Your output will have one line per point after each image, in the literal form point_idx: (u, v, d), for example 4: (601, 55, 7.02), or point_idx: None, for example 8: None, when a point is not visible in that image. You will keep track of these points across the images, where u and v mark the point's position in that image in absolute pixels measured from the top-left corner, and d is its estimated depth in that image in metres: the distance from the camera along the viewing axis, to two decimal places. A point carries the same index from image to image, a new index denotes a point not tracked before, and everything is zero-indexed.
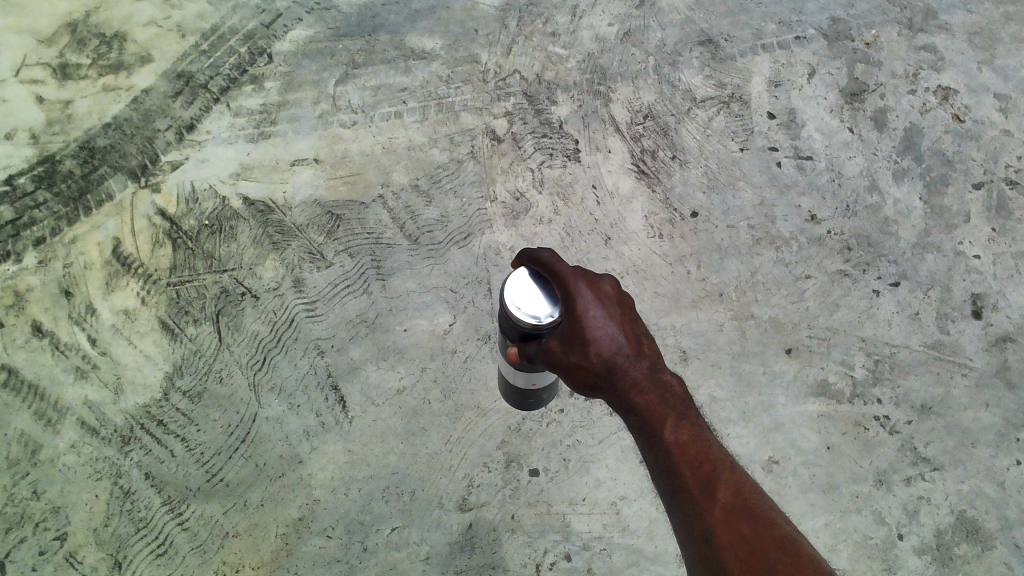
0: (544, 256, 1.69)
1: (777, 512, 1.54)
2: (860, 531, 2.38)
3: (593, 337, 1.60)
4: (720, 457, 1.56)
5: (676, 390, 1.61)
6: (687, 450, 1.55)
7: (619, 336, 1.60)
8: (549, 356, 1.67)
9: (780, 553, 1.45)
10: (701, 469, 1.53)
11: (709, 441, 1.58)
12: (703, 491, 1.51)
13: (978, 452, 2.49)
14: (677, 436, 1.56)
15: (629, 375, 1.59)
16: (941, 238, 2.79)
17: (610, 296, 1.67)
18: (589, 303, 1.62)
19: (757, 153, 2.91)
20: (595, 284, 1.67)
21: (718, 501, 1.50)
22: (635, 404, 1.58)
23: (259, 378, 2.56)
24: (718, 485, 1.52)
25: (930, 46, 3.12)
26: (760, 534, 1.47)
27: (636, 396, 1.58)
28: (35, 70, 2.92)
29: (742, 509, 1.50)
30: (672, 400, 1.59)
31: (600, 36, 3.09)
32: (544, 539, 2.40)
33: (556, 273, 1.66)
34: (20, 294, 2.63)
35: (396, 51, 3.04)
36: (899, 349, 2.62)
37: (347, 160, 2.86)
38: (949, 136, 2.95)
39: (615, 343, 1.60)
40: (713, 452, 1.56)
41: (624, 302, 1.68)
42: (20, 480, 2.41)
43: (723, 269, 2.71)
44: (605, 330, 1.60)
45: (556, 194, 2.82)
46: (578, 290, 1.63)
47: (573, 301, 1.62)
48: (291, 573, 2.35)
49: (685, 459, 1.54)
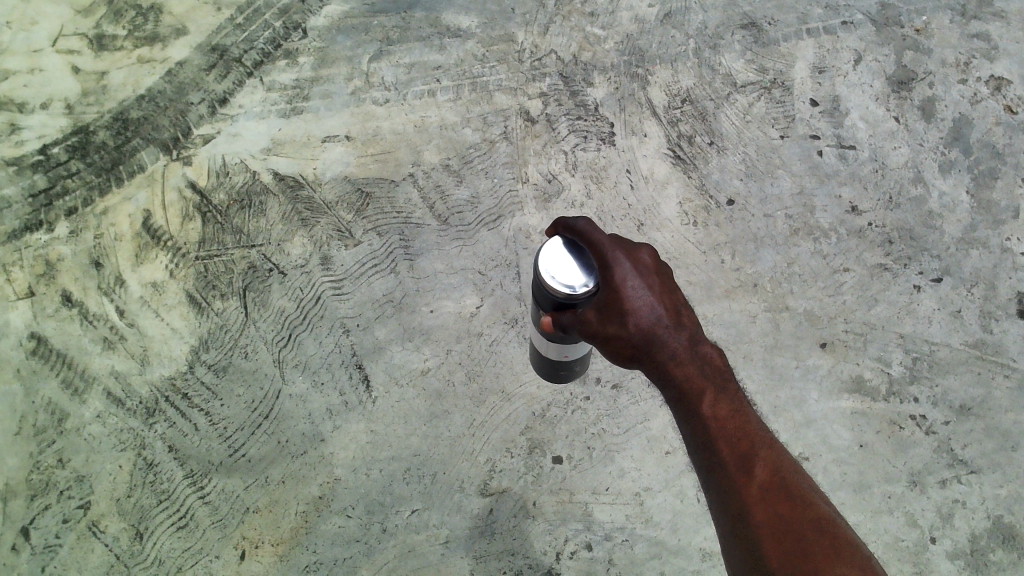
0: (580, 225, 1.62)
1: (816, 492, 1.51)
2: (892, 533, 2.31)
3: (632, 307, 1.55)
4: (759, 435, 1.53)
5: (715, 362, 1.57)
6: (725, 424, 1.52)
7: (657, 308, 1.55)
8: (585, 327, 1.62)
9: (819, 535, 1.41)
10: (739, 445, 1.51)
11: (748, 417, 1.55)
12: (740, 468, 1.48)
13: (1018, 456, 2.41)
14: (716, 412, 1.53)
15: (668, 346, 1.56)
16: (987, 234, 2.69)
17: (648, 265, 1.61)
18: (627, 273, 1.57)
19: (797, 141, 2.82)
20: (633, 253, 1.61)
21: (755, 479, 1.47)
22: (673, 376, 1.56)
23: (284, 354, 2.55)
24: (756, 462, 1.49)
25: (984, 34, 3.00)
26: (798, 515, 1.43)
27: (675, 369, 1.55)
28: (72, 40, 2.92)
29: (779, 487, 1.46)
30: (711, 372, 1.56)
31: (639, 17, 3.02)
32: (566, 528, 2.37)
33: (592, 242, 1.60)
34: (51, 263, 2.65)
35: (431, 28, 3.00)
36: (938, 347, 2.53)
37: (379, 138, 2.83)
38: (1000, 128, 2.84)
39: (655, 313, 1.55)
40: (752, 429, 1.53)
41: (662, 271, 1.62)
42: (46, 448, 2.43)
43: (759, 259, 2.64)
44: (644, 300, 1.55)
45: (589, 178, 2.77)
46: (616, 259, 1.57)
47: (611, 271, 1.57)
48: (310, 551, 2.34)
49: (723, 434, 1.52)
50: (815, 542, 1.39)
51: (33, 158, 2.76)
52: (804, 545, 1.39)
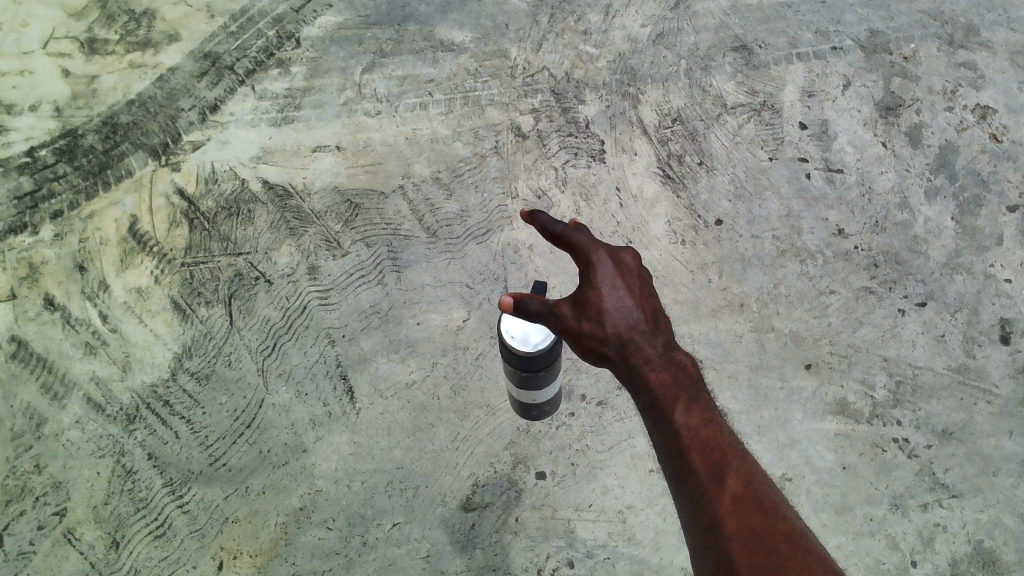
0: (563, 227, 1.64)
1: (786, 507, 1.52)
2: (873, 556, 2.32)
3: (610, 308, 1.60)
4: (730, 446, 1.56)
5: (690, 370, 1.62)
6: (698, 434, 1.55)
7: (634, 312, 1.61)
8: (558, 320, 1.61)
9: (790, 548, 1.42)
10: (710, 454, 1.53)
11: (720, 428, 1.58)
12: (713, 478, 1.50)
13: (999, 482, 2.42)
14: (689, 421, 1.56)
15: (643, 350, 1.61)
16: (972, 260, 2.71)
17: (631, 268, 1.66)
18: (608, 273, 1.62)
19: (786, 163, 2.84)
20: (617, 256, 1.66)
21: (726, 488, 1.49)
22: (647, 381, 1.60)
23: (268, 363, 2.54)
24: (727, 471, 1.51)
25: (971, 62, 3.03)
26: (768, 525, 1.45)
27: (650, 373, 1.59)
28: (63, 44, 2.91)
29: (750, 498, 1.48)
30: (684, 379, 1.61)
31: (632, 37, 3.04)
32: (548, 544, 2.35)
33: (576, 243, 1.65)
34: (34, 266, 2.62)
35: (424, 42, 3.01)
36: (922, 371, 2.54)
37: (369, 150, 2.83)
38: (985, 156, 2.87)
39: (632, 317, 1.61)
40: (724, 439, 1.56)
41: (643, 277, 1.68)
42: (23, 453, 2.40)
43: (746, 279, 2.66)
44: (622, 302, 1.61)
45: (579, 195, 2.77)
46: (600, 259, 1.63)
47: (593, 269, 1.62)
48: (289, 562, 2.32)
49: (695, 442, 1.54)
50: (784, 553, 1.41)
51: (20, 160, 2.74)
52: (773, 555, 1.40)
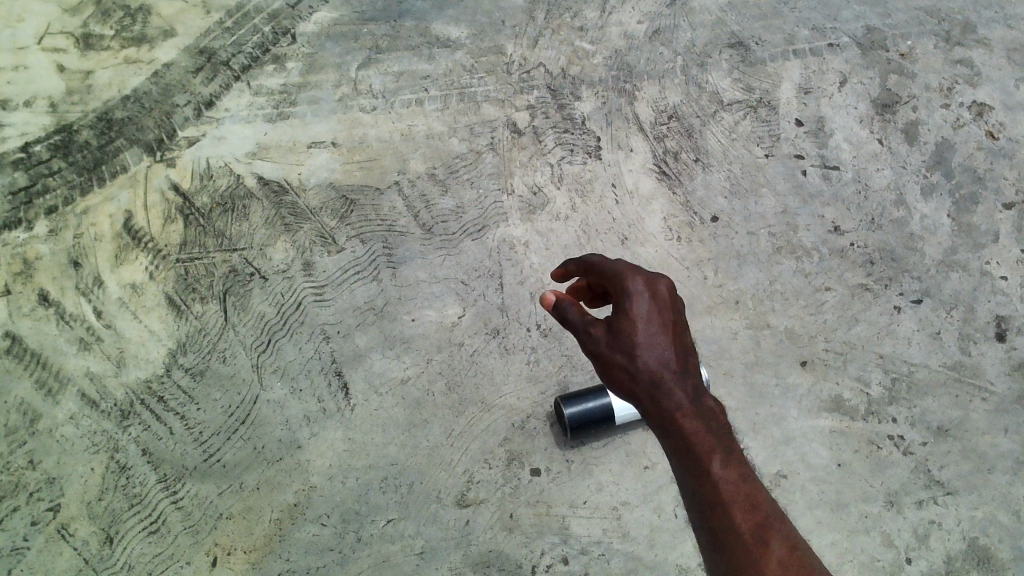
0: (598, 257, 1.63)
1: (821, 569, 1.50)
2: (868, 553, 2.32)
3: (643, 348, 1.51)
4: (768, 505, 1.51)
5: (718, 416, 1.56)
6: (738, 489, 1.49)
7: (667, 351, 1.52)
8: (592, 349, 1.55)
9: None
10: (752, 515, 1.48)
11: (755, 482, 1.53)
12: (758, 538, 1.45)
13: (994, 478, 2.42)
14: (726, 474, 1.50)
15: (674, 395, 1.51)
16: (967, 257, 2.71)
17: (665, 298, 1.57)
18: (645, 309, 1.53)
19: (782, 160, 2.84)
20: (651, 285, 1.57)
21: (773, 553, 1.44)
22: (681, 429, 1.51)
23: (263, 360, 2.53)
24: (771, 534, 1.46)
25: (967, 60, 3.03)
26: None
27: (684, 421, 1.51)
28: (58, 39, 2.89)
29: (795, 563, 1.44)
30: (717, 429, 1.54)
31: (628, 33, 3.03)
32: (542, 541, 2.35)
33: (615, 273, 1.59)
34: (28, 262, 2.61)
35: (420, 38, 3.00)
36: (918, 368, 2.54)
37: (365, 145, 2.82)
38: (981, 153, 2.87)
39: (665, 357, 1.52)
40: (762, 500, 1.51)
41: (676, 306, 1.59)
42: (17, 449, 2.39)
43: (741, 276, 2.66)
44: (656, 339, 1.52)
45: (575, 191, 2.77)
46: (636, 289, 1.55)
47: (629, 302, 1.54)
48: (282, 559, 2.32)
49: (734, 500, 1.48)
50: None
51: (14, 155, 2.73)
52: None
